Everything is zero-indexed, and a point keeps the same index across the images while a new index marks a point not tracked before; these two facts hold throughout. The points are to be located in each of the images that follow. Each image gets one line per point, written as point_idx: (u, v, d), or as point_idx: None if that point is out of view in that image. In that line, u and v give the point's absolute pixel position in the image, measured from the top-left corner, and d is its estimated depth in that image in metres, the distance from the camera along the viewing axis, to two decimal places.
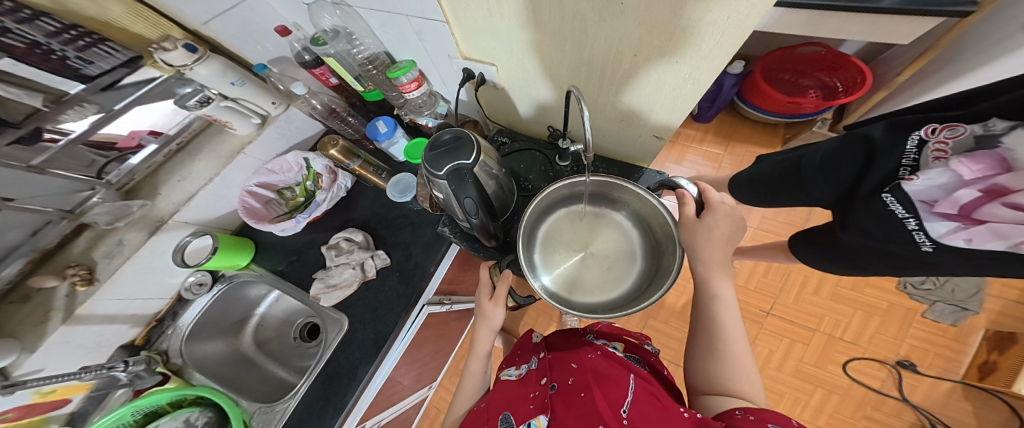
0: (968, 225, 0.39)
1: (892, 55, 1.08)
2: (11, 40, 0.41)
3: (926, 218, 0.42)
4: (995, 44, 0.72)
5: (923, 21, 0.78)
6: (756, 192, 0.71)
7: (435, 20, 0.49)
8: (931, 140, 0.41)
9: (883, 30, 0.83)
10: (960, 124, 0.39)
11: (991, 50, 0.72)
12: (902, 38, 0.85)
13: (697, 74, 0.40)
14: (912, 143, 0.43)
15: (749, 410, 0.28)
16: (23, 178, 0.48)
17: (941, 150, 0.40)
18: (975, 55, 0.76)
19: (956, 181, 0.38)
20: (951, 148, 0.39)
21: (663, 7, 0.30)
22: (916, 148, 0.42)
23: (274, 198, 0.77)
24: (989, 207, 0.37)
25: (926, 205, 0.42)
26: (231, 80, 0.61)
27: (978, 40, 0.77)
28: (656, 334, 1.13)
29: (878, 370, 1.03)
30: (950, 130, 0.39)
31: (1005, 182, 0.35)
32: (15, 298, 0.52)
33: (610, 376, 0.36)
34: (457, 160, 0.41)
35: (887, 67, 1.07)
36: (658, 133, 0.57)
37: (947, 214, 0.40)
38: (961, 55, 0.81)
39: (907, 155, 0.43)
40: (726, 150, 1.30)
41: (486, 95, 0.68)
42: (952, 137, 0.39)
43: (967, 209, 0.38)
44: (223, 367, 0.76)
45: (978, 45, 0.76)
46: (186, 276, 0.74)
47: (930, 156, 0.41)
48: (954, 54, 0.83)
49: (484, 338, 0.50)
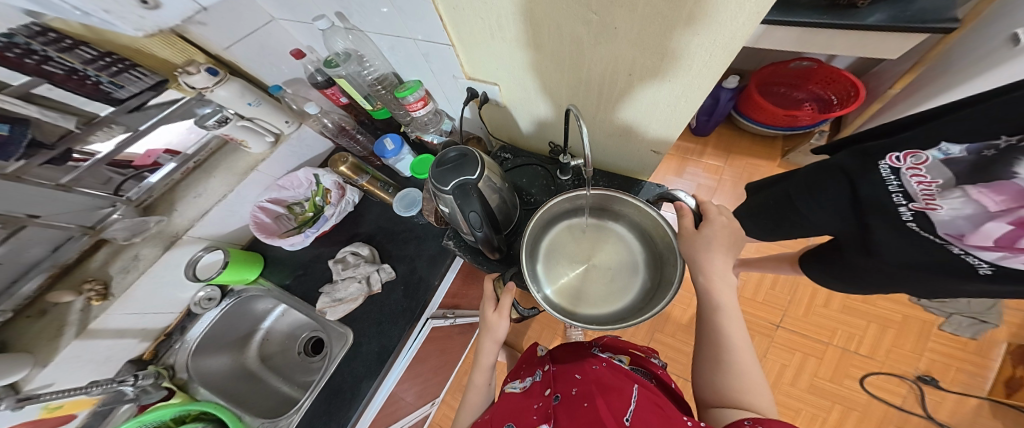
0: (1014, 254, 0.36)
1: (883, 69, 1.10)
2: (51, 68, 0.45)
3: (967, 247, 0.40)
4: (982, 58, 0.74)
5: (909, 37, 0.80)
6: (754, 223, 0.70)
7: (442, 43, 0.52)
8: (902, 168, 0.43)
9: (871, 45, 0.86)
10: (919, 150, 0.41)
11: (978, 63, 0.75)
12: (891, 52, 0.87)
13: (689, 93, 0.42)
14: (885, 171, 0.44)
15: (758, 420, 0.26)
16: (50, 196, 0.52)
17: (918, 176, 0.41)
18: (964, 67, 0.78)
19: (981, 213, 0.37)
20: (927, 171, 0.41)
21: (655, 30, 0.33)
22: (893, 175, 0.44)
23: (284, 214, 0.80)
24: None
25: (957, 237, 0.41)
26: (249, 100, 0.64)
27: (962, 56, 0.81)
28: (663, 348, 1.10)
29: (898, 386, 0.99)
30: (914, 156, 0.41)
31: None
32: (32, 312, 0.54)
33: (614, 387, 0.36)
34: (462, 176, 0.43)
35: (880, 81, 1.10)
36: (656, 147, 0.58)
37: (984, 247, 0.38)
38: (951, 68, 0.83)
39: (890, 182, 0.44)
40: (727, 162, 1.31)
41: (489, 113, 0.70)
42: (919, 164, 0.41)
43: (1004, 241, 0.36)
44: (228, 382, 0.76)
45: (965, 59, 0.79)
46: (196, 290, 0.76)
47: (913, 184, 0.42)
48: (943, 67, 0.86)
49: (489, 350, 0.50)
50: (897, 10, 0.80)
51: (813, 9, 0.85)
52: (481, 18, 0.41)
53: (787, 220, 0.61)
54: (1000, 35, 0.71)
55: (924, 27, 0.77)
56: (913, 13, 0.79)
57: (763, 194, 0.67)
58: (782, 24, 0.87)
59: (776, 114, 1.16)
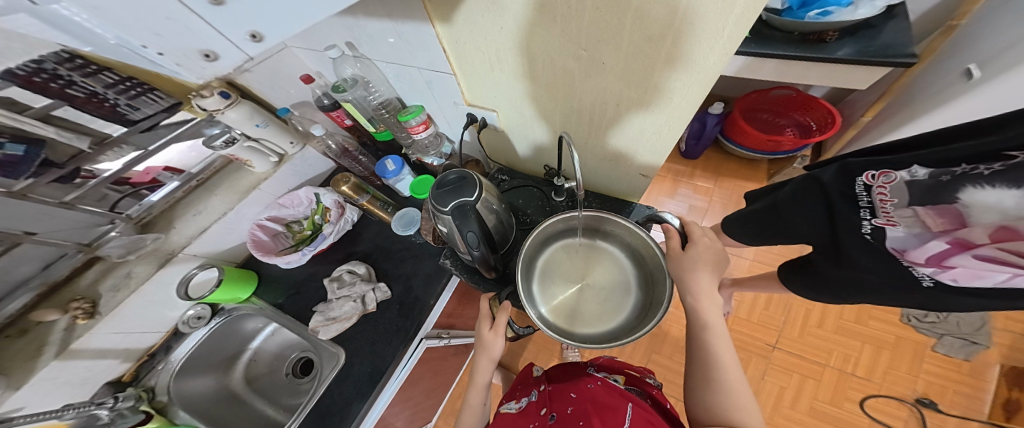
0: (943, 269, 0.43)
1: (854, 99, 1.19)
2: (74, 92, 0.47)
3: (904, 262, 0.46)
4: (941, 90, 0.81)
5: (874, 69, 0.87)
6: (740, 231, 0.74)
7: (444, 72, 0.56)
8: (874, 185, 0.46)
9: (843, 76, 0.92)
10: (892, 171, 0.45)
11: (938, 95, 0.82)
12: (859, 84, 0.94)
13: (672, 122, 0.45)
14: (860, 188, 0.48)
15: None
16: (49, 213, 0.52)
17: (884, 194, 0.45)
18: (925, 98, 0.86)
19: (926, 232, 0.43)
20: (891, 192, 0.45)
21: (639, 67, 0.36)
22: (865, 192, 0.47)
23: (282, 231, 0.80)
24: (959, 257, 0.41)
25: (898, 252, 0.46)
26: (258, 122, 0.66)
27: (925, 86, 0.88)
28: (661, 370, 1.09)
29: (898, 409, 0.99)
30: (886, 176, 0.45)
31: (967, 236, 0.39)
32: (12, 333, 0.52)
33: (608, 405, 0.37)
34: (460, 197, 0.45)
35: (852, 109, 1.18)
36: (644, 172, 0.61)
37: (918, 263, 0.45)
38: (912, 99, 0.92)
39: (861, 198, 0.48)
40: (716, 184, 1.36)
41: (488, 137, 0.74)
42: (889, 183, 0.45)
43: (934, 258, 0.43)
44: (210, 406, 0.73)
45: (925, 91, 0.87)
46: (186, 309, 0.74)
47: (877, 200, 0.46)
48: (906, 98, 0.94)
49: (484, 370, 0.50)
50: (862, 45, 0.87)
51: (788, 42, 0.93)
52: (483, 52, 0.45)
53: (772, 229, 0.64)
54: (955, 69, 0.79)
55: (892, 61, 0.84)
56: (877, 48, 0.86)
57: (752, 207, 0.69)
58: (762, 56, 0.94)
59: (761, 139, 1.22)
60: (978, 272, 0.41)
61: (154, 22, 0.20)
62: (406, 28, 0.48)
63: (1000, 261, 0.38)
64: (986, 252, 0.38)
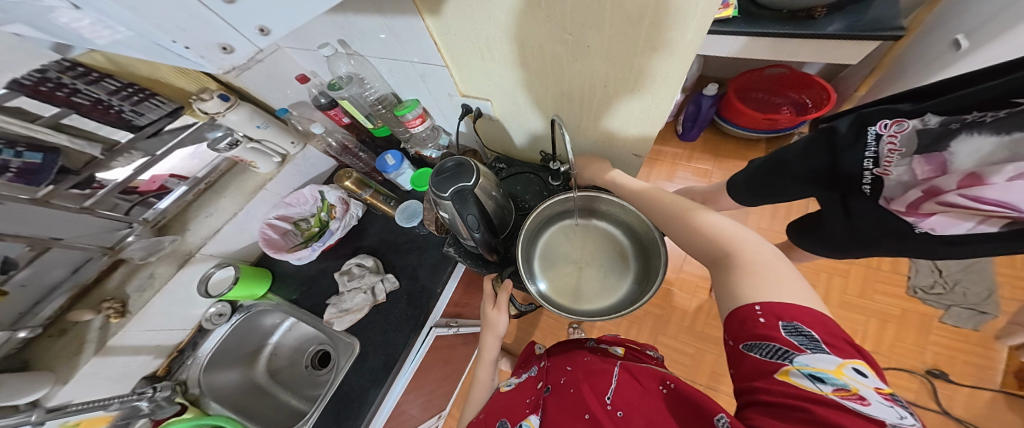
0: (920, 218, 0.45)
1: (848, 75, 1.17)
2: (79, 99, 0.50)
3: (892, 212, 0.48)
4: (931, 61, 0.83)
5: (864, 44, 0.85)
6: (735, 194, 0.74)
7: (436, 64, 0.56)
8: (885, 134, 0.45)
9: (830, 53, 0.90)
10: (906, 119, 0.43)
11: (923, 70, 0.85)
12: (850, 59, 0.91)
13: (660, 101, 0.45)
14: (870, 137, 0.46)
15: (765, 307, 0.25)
16: (72, 218, 0.56)
17: (892, 143, 0.44)
18: (914, 70, 0.88)
19: (912, 180, 0.43)
20: (902, 142, 0.43)
21: (622, 46, 0.37)
22: (874, 141, 0.46)
23: (290, 229, 0.83)
24: (930, 203, 0.43)
25: (885, 202, 0.48)
26: (258, 123, 0.68)
27: (914, 59, 0.89)
28: (666, 350, 1.11)
29: (909, 381, 0.98)
30: (898, 125, 0.43)
31: (940, 184, 0.41)
32: (55, 331, 0.57)
33: (598, 372, 0.41)
34: (459, 183, 0.47)
35: (845, 86, 1.17)
36: (636, 151, 0.60)
37: (901, 212, 0.47)
38: (902, 72, 0.93)
39: (868, 147, 0.47)
40: (715, 165, 1.34)
41: (483, 127, 0.74)
42: (900, 132, 0.43)
43: (913, 206, 0.45)
44: (238, 397, 0.78)
45: (915, 63, 0.89)
46: (208, 307, 0.78)
47: (885, 149, 0.45)
48: (896, 72, 0.96)
49: (489, 346, 0.54)
50: (850, 20, 0.85)
51: (777, 20, 0.90)
52: (472, 40, 0.45)
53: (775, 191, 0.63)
54: (943, 39, 0.81)
55: (881, 35, 0.81)
56: (865, 22, 0.84)
57: (754, 170, 0.65)
58: (754, 34, 0.90)
59: (755, 118, 1.20)
60: (953, 218, 0.43)
61: (180, 19, 0.20)
62: (395, 23, 0.48)
63: (963, 207, 0.40)
64: (952, 198, 0.41)
